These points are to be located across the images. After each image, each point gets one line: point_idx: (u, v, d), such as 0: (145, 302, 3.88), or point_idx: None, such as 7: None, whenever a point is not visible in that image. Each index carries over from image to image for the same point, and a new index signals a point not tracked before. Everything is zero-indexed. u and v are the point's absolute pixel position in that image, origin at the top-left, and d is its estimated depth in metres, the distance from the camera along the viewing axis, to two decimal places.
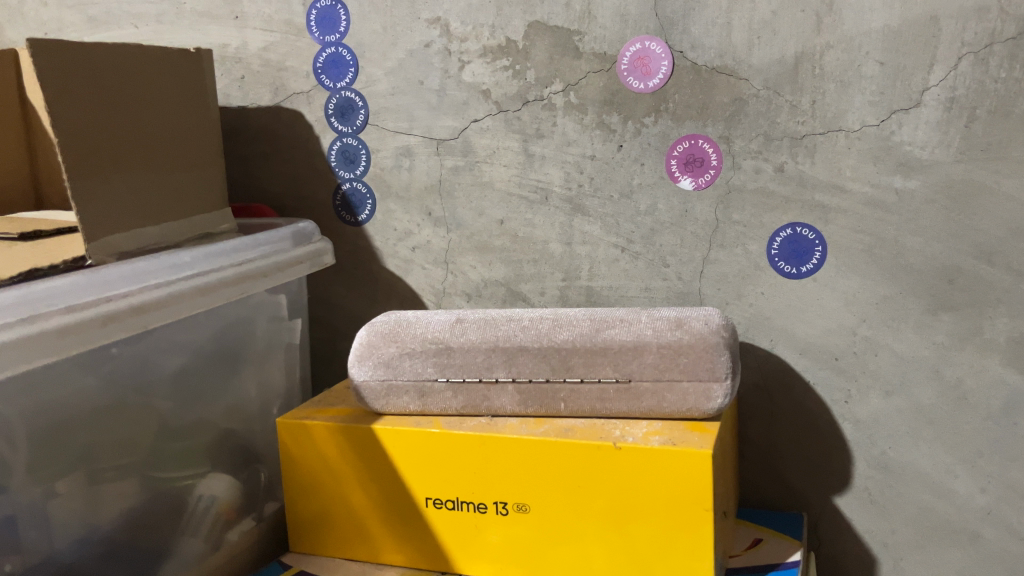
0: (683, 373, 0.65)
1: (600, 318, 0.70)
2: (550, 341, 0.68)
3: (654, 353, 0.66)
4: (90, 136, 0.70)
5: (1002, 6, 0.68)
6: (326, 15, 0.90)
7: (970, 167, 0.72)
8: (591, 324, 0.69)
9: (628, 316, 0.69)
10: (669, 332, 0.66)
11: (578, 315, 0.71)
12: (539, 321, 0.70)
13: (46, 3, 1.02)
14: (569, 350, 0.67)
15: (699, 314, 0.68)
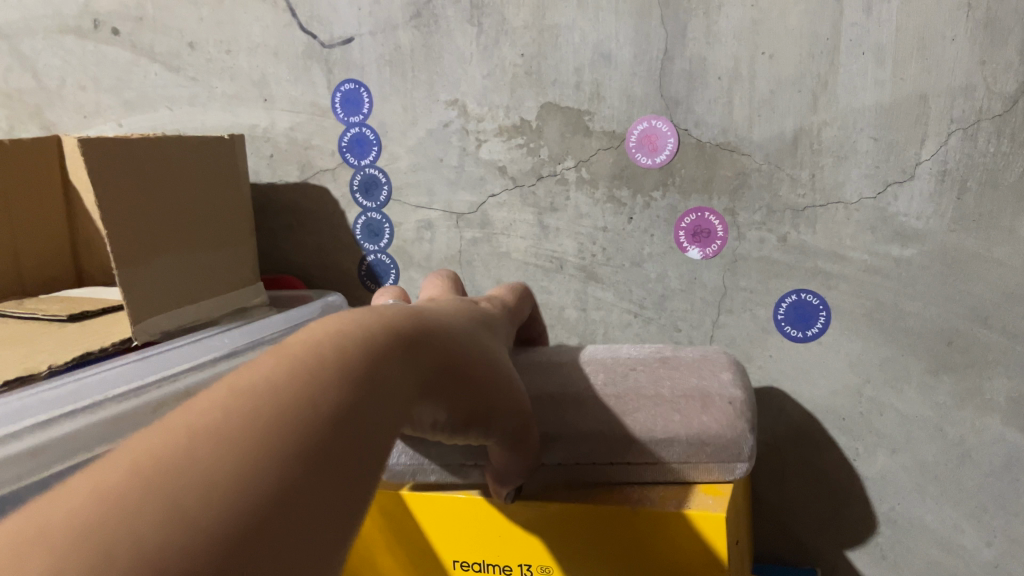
0: (709, 457, 0.67)
1: (627, 393, 0.71)
2: (585, 425, 0.69)
3: (685, 437, 0.68)
4: (133, 227, 0.75)
5: (988, 85, 0.72)
6: (350, 97, 0.95)
7: (963, 237, 0.75)
8: (621, 404, 0.70)
9: (652, 392, 0.71)
10: (697, 417, 0.68)
11: (604, 388, 0.72)
12: (567, 396, 0.71)
13: (85, 88, 1.08)
14: (607, 429, 0.69)
15: (719, 387, 0.70)
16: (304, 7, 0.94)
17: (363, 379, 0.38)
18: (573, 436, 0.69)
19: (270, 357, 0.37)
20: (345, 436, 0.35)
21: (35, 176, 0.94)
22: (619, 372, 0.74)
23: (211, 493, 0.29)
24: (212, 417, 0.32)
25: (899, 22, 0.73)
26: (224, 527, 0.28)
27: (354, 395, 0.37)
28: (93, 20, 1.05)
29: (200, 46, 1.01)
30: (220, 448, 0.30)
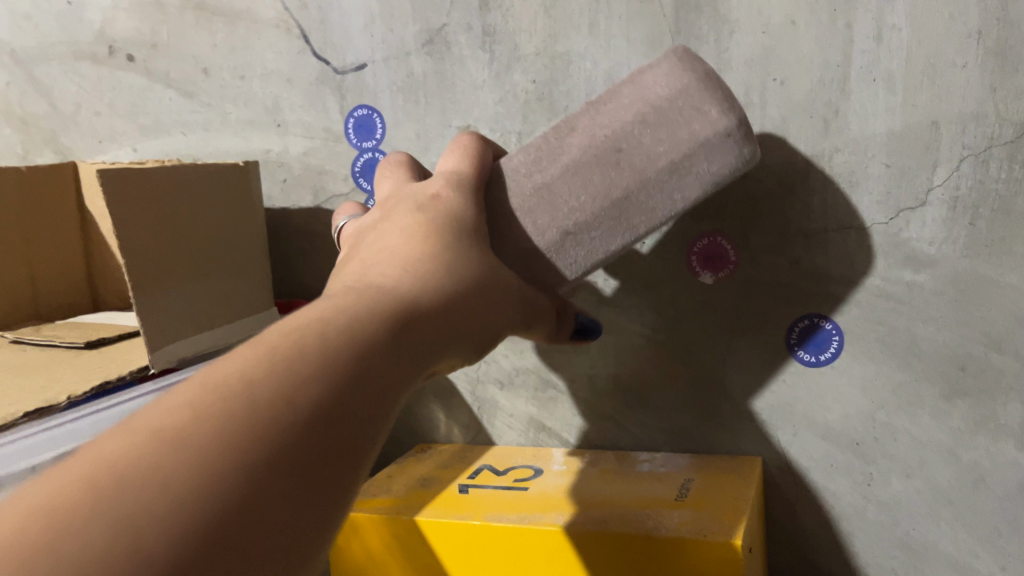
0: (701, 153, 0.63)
1: (610, 168, 0.65)
2: (585, 226, 0.65)
3: (687, 200, 0.64)
4: (150, 255, 0.75)
5: (999, 112, 0.72)
6: (364, 123, 0.96)
7: (976, 262, 0.76)
8: (609, 182, 0.64)
9: (636, 158, 0.64)
10: (694, 167, 0.63)
11: (581, 171, 0.65)
12: (548, 198, 0.66)
13: (100, 113, 1.09)
14: (604, 217, 0.65)
15: (703, 121, 0.62)
16: (318, 34, 0.95)
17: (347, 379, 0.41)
18: (579, 243, 0.66)
19: (251, 356, 0.41)
20: (309, 440, 0.39)
21: (51, 202, 0.95)
22: (585, 132, 0.66)
23: (165, 500, 0.34)
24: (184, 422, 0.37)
25: (909, 49, 0.74)
26: (174, 531, 0.33)
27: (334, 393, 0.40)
28: (109, 46, 1.06)
29: (214, 72, 1.02)
30: (185, 457, 0.35)
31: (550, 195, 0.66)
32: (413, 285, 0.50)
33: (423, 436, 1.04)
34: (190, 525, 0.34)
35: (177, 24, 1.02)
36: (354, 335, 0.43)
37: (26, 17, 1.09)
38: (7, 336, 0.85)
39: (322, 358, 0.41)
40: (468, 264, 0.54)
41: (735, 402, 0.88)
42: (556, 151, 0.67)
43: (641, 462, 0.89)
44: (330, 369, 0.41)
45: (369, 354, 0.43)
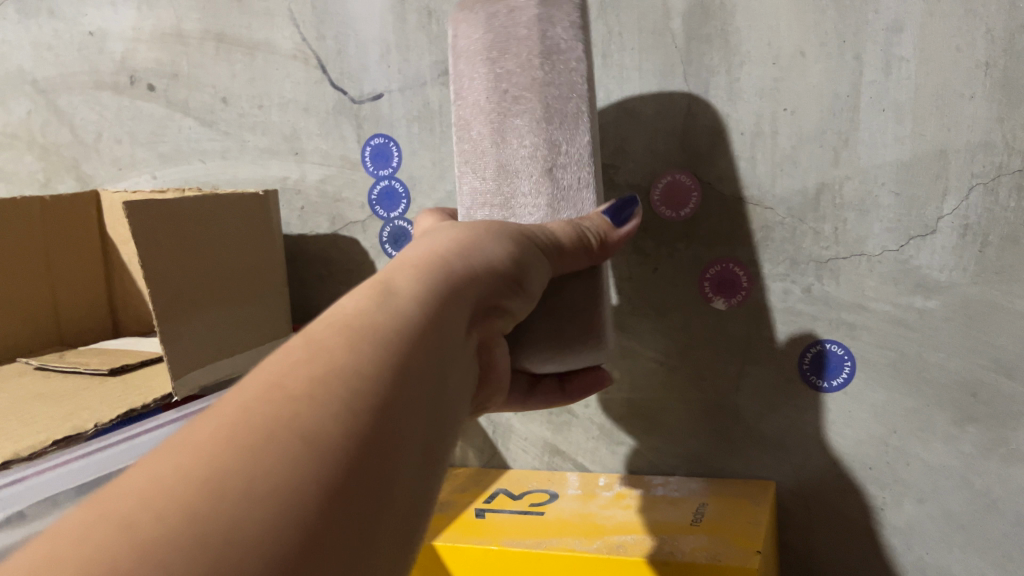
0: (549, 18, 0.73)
1: (524, 114, 0.75)
2: (554, 155, 0.75)
3: (581, 79, 0.73)
4: (174, 284, 0.77)
5: (1006, 141, 0.74)
6: (380, 151, 0.98)
7: (985, 289, 0.77)
8: (535, 123, 0.75)
9: (529, 85, 0.74)
10: (560, 43, 0.73)
11: (506, 141, 0.76)
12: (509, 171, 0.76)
13: (121, 142, 1.12)
14: (552, 141, 0.75)
15: (568, 46, 0.74)
16: (335, 64, 0.97)
17: (346, 348, 0.40)
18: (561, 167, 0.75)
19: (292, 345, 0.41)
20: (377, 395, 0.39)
21: (74, 230, 0.97)
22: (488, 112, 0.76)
23: (256, 470, 0.34)
24: (246, 405, 0.37)
25: (917, 80, 0.75)
26: (275, 500, 0.34)
27: (387, 353, 0.41)
28: (130, 76, 1.08)
29: (232, 101, 1.04)
30: (262, 431, 0.36)
31: (506, 172, 0.76)
32: (433, 255, 0.51)
33: None
34: (288, 493, 0.34)
35: (197, 55, 1.04)
36: (344, 316, 0.43)
37: (48, 47, 1.12)
38: (32, 363, 0.87)
39: (366, 324, 0.42)
40: (484, 229, 0.56)
41: (748, 427, 0.89)
42: (478, 149, 0.78)
43: (655, 486, 0.90)
44: (324, 347, 0.40)
45: (365, 323, 0.42)
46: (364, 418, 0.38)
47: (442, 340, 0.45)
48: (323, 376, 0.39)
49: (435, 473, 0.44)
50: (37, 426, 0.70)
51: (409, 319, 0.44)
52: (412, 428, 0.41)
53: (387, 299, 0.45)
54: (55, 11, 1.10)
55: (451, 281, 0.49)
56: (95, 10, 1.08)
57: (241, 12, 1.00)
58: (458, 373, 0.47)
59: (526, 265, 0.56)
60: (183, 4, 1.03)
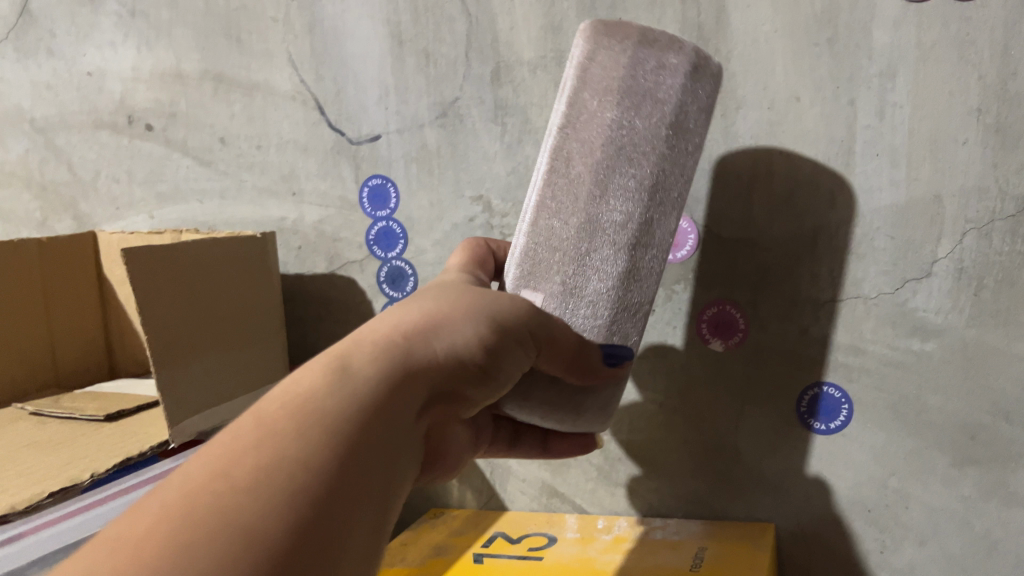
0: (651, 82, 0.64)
1: (613, 193, 0.65)
2: (619, 256, 0.66)
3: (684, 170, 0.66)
4: (172, 331, 0.77)
5: (1000, 186, 0.74)
6: (378, 192, 0.98)
7: (982, 332, 0.77)
8: (613, 212, 0.66)
9: (620, 172, 0.65)
10: (691, 121, 0.65)
11: (591, 200, 0.66)
12: (590, 239, 0.66)
13: (119, 181, 1.12)
14: (614, 235, 0.66)
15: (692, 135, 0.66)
16: (334, 105, 0.98)
17: (292, 437, 0.43)
18: (625, 269, 0.66)
19: (243, 429, 0.44)
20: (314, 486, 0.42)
21: (71, 271, 0.97)
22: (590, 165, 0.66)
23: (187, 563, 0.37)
24: (189, 496, 0.40)
25: (912, 125, 0.76)
26: None
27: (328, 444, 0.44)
28: (128, 115, 1.09)
29: (231, 141, 1.04)
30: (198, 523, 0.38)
31: (582, 236, 0.66)
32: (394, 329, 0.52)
33: (436, 499, 1.05)
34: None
35: (196, 95, 1.04)
36: (295, 398, 0.45)
37: (47, 86, 1.12)
38: (27, 408, 0.86)
39: (313, 411, 0.45)
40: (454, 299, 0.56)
41: (748, 469, 0.88)
42: (562, 193, 0.66)
43: (654, 530, 0.89)
44: (272, 433, 0.43)
45: (314, 410, 0.45)
46: (304, 513, 0.41)
47: (388, 427, 0.47)
48: (266, 468, 0.42)
49: (377, 555, 0.46)
50: (33, 477, 0.70)
51: (358, 408, 0.46)
52: (353, 518, 0.43)
53: (337, 384, 0.47)
54: (54, 51, 1.10)
55: (408, 363, 0.50)
56: (94, 50, 1.08)
57: (240, 53, 1.01)
58: (406, 456, 0.49)
59: (504, 346, 0.55)
60: (182, 46, 1.03)
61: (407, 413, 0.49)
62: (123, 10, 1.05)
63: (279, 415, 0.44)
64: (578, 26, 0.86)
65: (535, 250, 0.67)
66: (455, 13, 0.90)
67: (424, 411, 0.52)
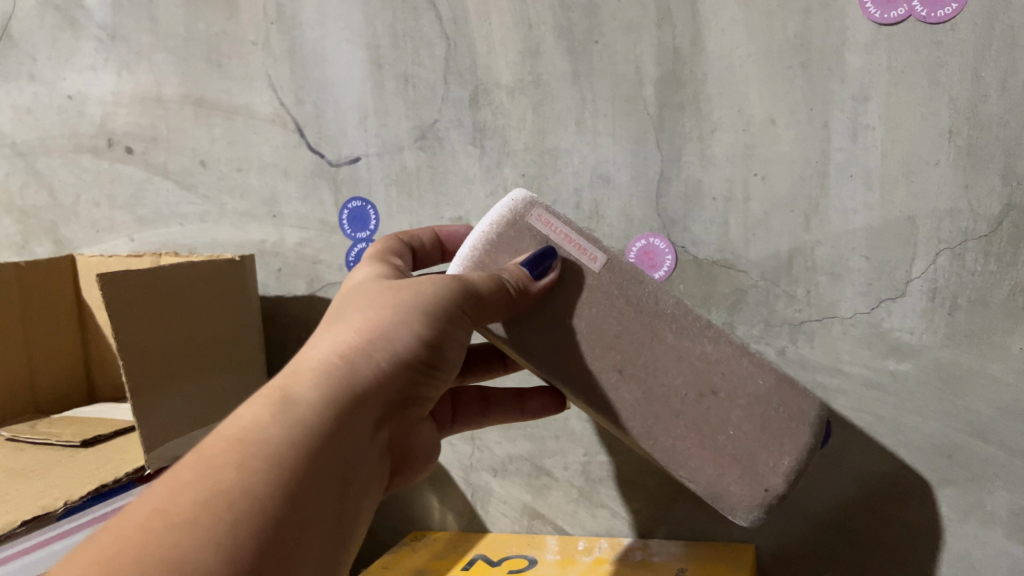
0: (768, 418, 0.69)
1: (700, 381, 0.69)
2: (642, 430, 0.69)
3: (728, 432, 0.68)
4: (148, 357, 0.77)
5: (972, 208, 0.75)
6: (358, 214, 0.98)
7: (957, 352, 0.78)
8: (685, 392, 0.69)
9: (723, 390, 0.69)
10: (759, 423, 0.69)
11: (690, 349, 0.69)
12: (627, 305, 0.69)
13: (99, 204, 1.12)
14: (661, 422, 0.69)
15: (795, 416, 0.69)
16: (314, 129, 0.98)
17: (232, 469, 0.44)
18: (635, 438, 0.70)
19: (189, 467, 0.45)
20: (257, 514, 0.43)
21: (50, 296, 0.97)
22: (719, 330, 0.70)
23: None
24: (133, 536, 0.41)
25: (884, 147, 0.77)
26: None
27: (269, 472, 0.44)
28: (109, 139, 1.09)
29: (211, 165, 1.04)
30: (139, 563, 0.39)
31: (650, 372, 0.69)
32: (340, 344, 0.51)
33: (418, 522, 1.05)
34: None
35: (177, 119, 1.05)
36: (237, 431, 0.46)
37: (28, 110, 1.12)
38: (4, 434, 0.86)
39: (254, 443, 0.45)
40: (402, 295, 0.55)
41: None
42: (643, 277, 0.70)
43: (634, 551, 0.89)
44: (212, 469, 0.44)
45: (253, 441, 0.45)
46: (247, 541, 0.42)
47: (336, 446, 0.48)
48: (206, 503, 0.43)
49: (337, 564, 0.48)
50: (8, 506, 0.70)
51: (302, 435, 0.46)
52: (304, 540, 0.44)
53: (279, 412, 0.47)
54: (35, 75, 1.11)
55: (353, 378, 0.50)
56: (75, 74, 1.09)
57: (221, 77, 1.01)
58: (361, 470, 0.50)
59: (441, 343, 0.54)
60: (164, 70, 1.04)
61: (357, 428, 0.49)
62: (105, 35, 1.06)
63: (222, 451, 0.45)
64: (555, 50, 0.87)
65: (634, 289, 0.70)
66: (433, 38, 0.91)
67: (381, 424, 0.52)
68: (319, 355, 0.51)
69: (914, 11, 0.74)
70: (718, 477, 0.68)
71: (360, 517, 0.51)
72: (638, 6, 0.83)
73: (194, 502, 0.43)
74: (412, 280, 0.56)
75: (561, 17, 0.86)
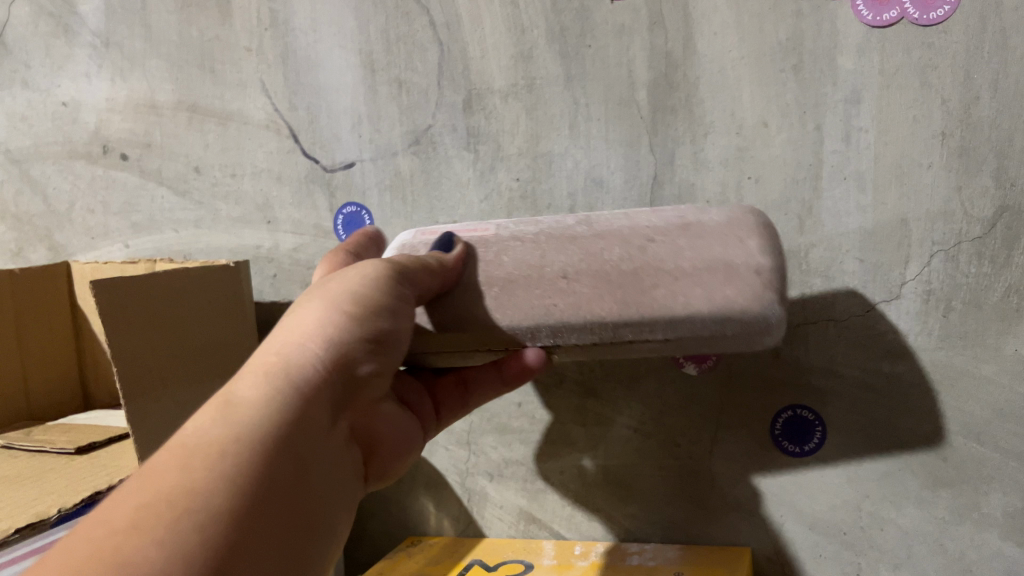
0: (710, 239, 0.65)
1: (634, 240, 0.66)
2: (619, 312, 0.64)
3: (686, 265, 0.64)
4: (142, 363, 0.77)
5: (966, 210, 0.75)
6: (352, 219, 0.98)
7: (951, 354, 0.78)
8: (627, 255, 0.66)
9: (661, 232, 0.66)
10: (718, 252, 0.64)
11: (608, 229, 0.68)
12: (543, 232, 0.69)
13: (94, 211, 1.12)
14: (624, 292, 0.65)
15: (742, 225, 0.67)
16: (308, 134, 0.98)
17: (176, 468, 0.44)
18: (624, 326, 0.65)
19: (135, 478, 0.45)
20: (204, 505, 0.43)
21: (46, 303, 0.97)
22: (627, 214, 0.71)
23: None
24: (78, 544, 0.41)
25: (877, 149, 0.77)
26: None
27: (216, 465, 0.45)
28: (103, 145, 1.09)
29: (206, 170, 1.04)
30: (86, 562, 0.39)
31: (589, 261, 0.66)
32: (273, 352, 0.53)
33: (415, 527, 1.05)
34: None
35: (171, 126, 1.05)
36: (180, 440, 0.47)
37: (21, 117, 1.12)
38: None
39: (195, 445, 0.46)
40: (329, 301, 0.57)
41: (723, 493, 0.88)
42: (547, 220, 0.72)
43: (631, 555, 0.89)
44: (156, 474, 0.44)
45: (194, 443, 0.46)
46: (196, 529, 0.42)
47: (283, 433, 0.48)
48: (149, 507, 0.42)
49: (304, 551, 0.47)
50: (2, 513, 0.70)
51: (244, 430, 0.47)
52: (259, 526, 0.44)
53: (217, 417, 0.48)
54: (29, 82, 1.11)
55: (290, 375, 0.51)
56: (69, 81, 1.09)
57: (214, 83, 1.02)
58: (316, 461, 0.50)
59: (380, 320, 0.55)
60: (158, 76, 1.04)
61: (305, 415, 0.50)
62: (98, 41, 1.06)
63: (167, 457, 0.46)
64: (548, 54, 0.87)
65: (542, 223, 0.72)
66: (426, 43, 0.91)
67: (333, 414, 0.53)
68: (252, 367, 0.52)
69: (906, 13, 0.74)
70: (698, 293, 0.63)
71: (329, 510, 0.51)
72: (630, 10, 0.83)
73: (139, 504, 0.42)
74: (340, 279, 0.58)
75: (553, 21, 0.86)
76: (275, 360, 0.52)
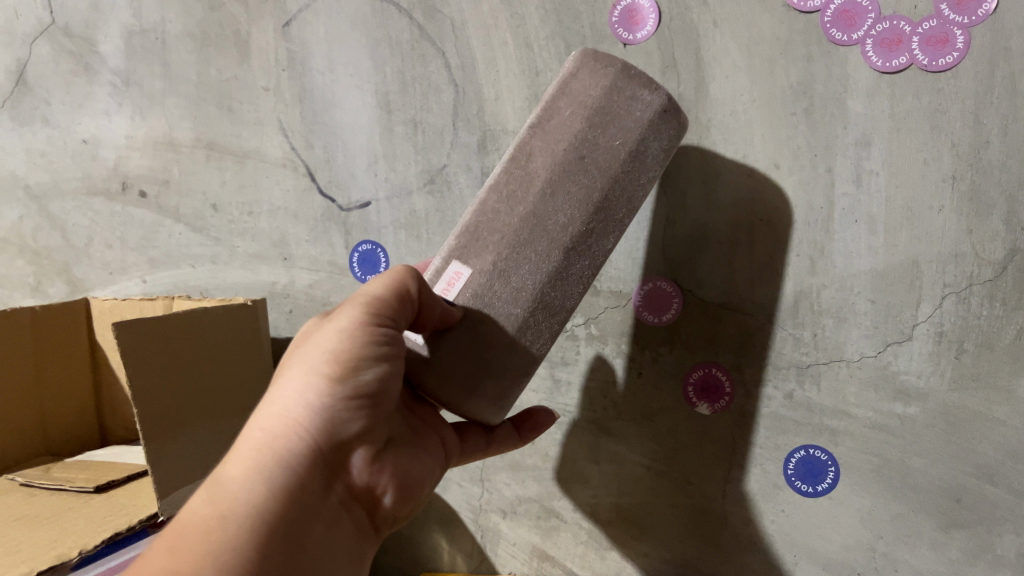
0: (619, 124, 0.66)
1: (571, 168, 0.66)
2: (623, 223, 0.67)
3: (627, 148, 0.66)
4: (162, 403, 0.78)
5: (976, 253, 0.76)
6: (368, 257, 0.99)
7: (964, 396, 0.78)
8: (587, 185, 0.66)
9: (581, 145, 0.66)
10: (650, 148, 0.67)
11: (536, 184, 0.66)
12: (505, 240, 0.66)
13: (112, 246, 1.13)
14: (612, 212, 0.67)
15: (643, 106, 0.66)
16: (325, 172, 1.00)
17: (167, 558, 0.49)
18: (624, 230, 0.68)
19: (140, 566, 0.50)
20: None
21: (65, 339, 0.98)
22: (518, 153, 0.68)
23: None
24: None
25: (888, 193, 0.78)
26: None
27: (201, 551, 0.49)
28: (122, 182, 1.11)
29: (223, 208, 1.06)
30: None
31: (565, 220, 0.66)
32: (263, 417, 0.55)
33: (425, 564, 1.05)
34: None
35: (189, 163, 1.06)
36: (177, 526, 0.51)
37: (42, 153, 1.14)
38: (18, 478, 0.86)
39: (187, 530, 0.50)
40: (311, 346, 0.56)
41: (736, 533, 0.89)
42: (476, 229, 0.67)
43: None
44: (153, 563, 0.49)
45: (186, 529, 0.50)
46: None
47: (272, 504, 0.51)
48: None
49: None
50: (23, 555, 0.71)
51: (227, 511, 0.50)
52: None
53: (211, 496, 0.52)
54: (49, 119, 1.12)
55: (274, 445, 0.53)
56: (89, 119, 1.11)
57: (232, 122, 1.03)
58: (311, 525, 0.53)
59: (365, 372, 0.54)
60: (177, 115, 1.06)
61: (291, 483, 0.52)
62: (118, 80, 1.08)
63: (166, 544, 0.50)
64: None
65: (477, 230, 0.67)
66: (441, 84, 0.93)
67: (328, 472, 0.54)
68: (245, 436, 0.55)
69: (916, 59, 0.76)
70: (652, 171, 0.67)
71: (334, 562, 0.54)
72: (642, 54, 0.84)
73: None
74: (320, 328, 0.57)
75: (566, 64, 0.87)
76: (263, 427, 0.54)
